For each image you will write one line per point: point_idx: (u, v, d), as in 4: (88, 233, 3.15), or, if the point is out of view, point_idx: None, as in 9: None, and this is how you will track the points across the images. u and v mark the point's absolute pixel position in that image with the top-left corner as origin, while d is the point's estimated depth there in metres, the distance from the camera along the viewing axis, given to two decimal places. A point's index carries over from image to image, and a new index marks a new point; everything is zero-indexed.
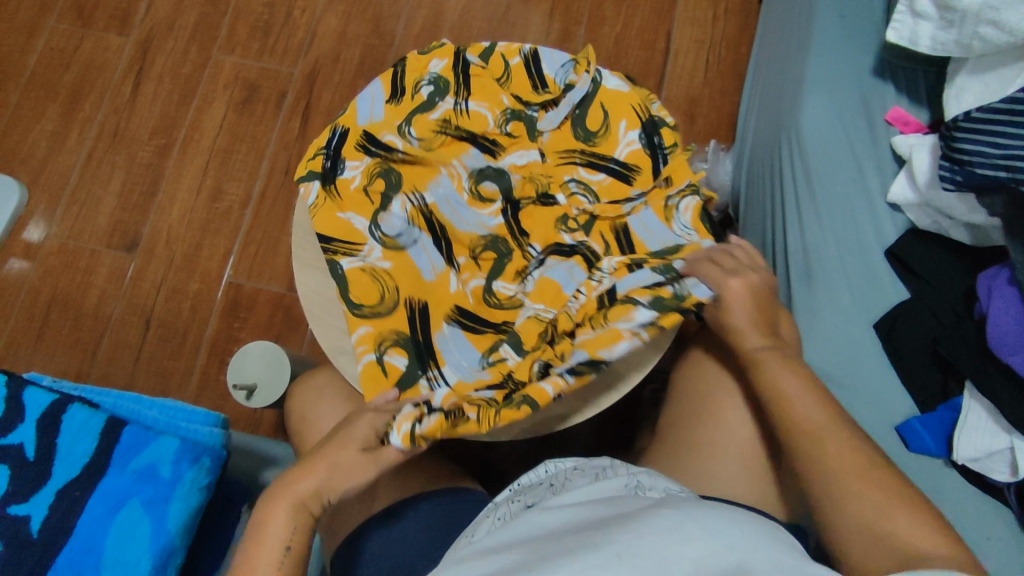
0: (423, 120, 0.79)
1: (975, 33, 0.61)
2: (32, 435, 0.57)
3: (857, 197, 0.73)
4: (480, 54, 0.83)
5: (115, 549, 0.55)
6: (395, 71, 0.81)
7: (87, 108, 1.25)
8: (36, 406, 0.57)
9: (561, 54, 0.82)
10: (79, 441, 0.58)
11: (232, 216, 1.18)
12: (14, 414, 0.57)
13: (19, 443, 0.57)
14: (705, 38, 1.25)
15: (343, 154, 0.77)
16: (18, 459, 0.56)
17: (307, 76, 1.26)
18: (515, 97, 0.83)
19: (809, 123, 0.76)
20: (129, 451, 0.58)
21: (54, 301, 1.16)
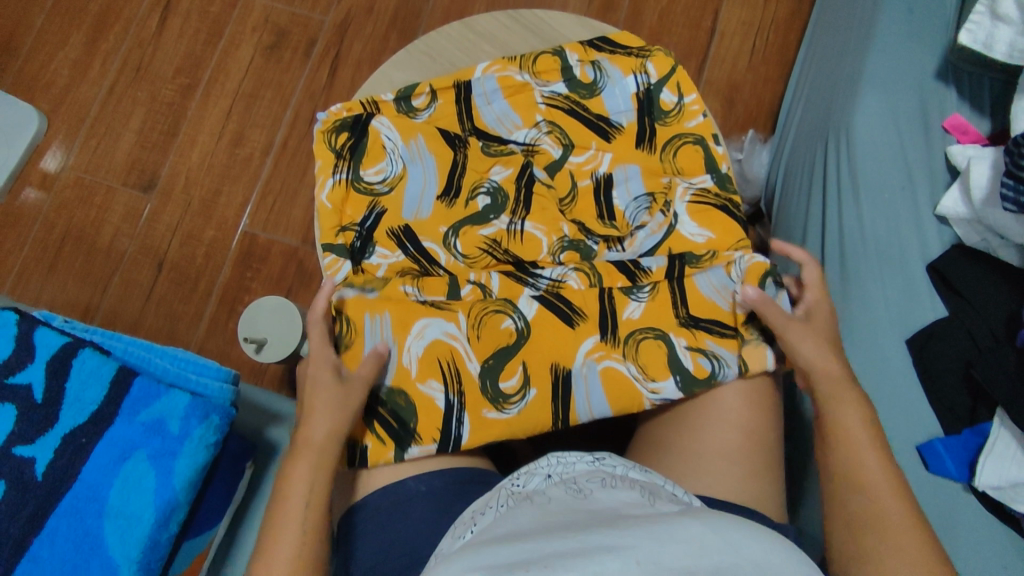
0: (470, 235, 0.68)
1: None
2: (42, 376, 0.49)
3: (904, 207, 0.69)
4: (548, 168, 0.70)
5: (119, 500, 0.48)
6: (455, 160, 0.69)
7: (111, 39, 1.22)
8: (47, 347, 0.49)
9: (637, 185, 0.69)
10: (89, 387, 0.49)
11: (252, 164, 1.16)
12: (24, 350, 0.49)
13: (28, 384, 0.48)
14: (754, 21, 1.20)
15: (375, 238, 0.67)
16: (24, 402, 0.48)
17: (338, 25, 1.22)
18: (578, 227, 0.69)
19: (863, 123, 0.72)
20: (138, 403, 0.50)
21: (68, 235, 1.15)
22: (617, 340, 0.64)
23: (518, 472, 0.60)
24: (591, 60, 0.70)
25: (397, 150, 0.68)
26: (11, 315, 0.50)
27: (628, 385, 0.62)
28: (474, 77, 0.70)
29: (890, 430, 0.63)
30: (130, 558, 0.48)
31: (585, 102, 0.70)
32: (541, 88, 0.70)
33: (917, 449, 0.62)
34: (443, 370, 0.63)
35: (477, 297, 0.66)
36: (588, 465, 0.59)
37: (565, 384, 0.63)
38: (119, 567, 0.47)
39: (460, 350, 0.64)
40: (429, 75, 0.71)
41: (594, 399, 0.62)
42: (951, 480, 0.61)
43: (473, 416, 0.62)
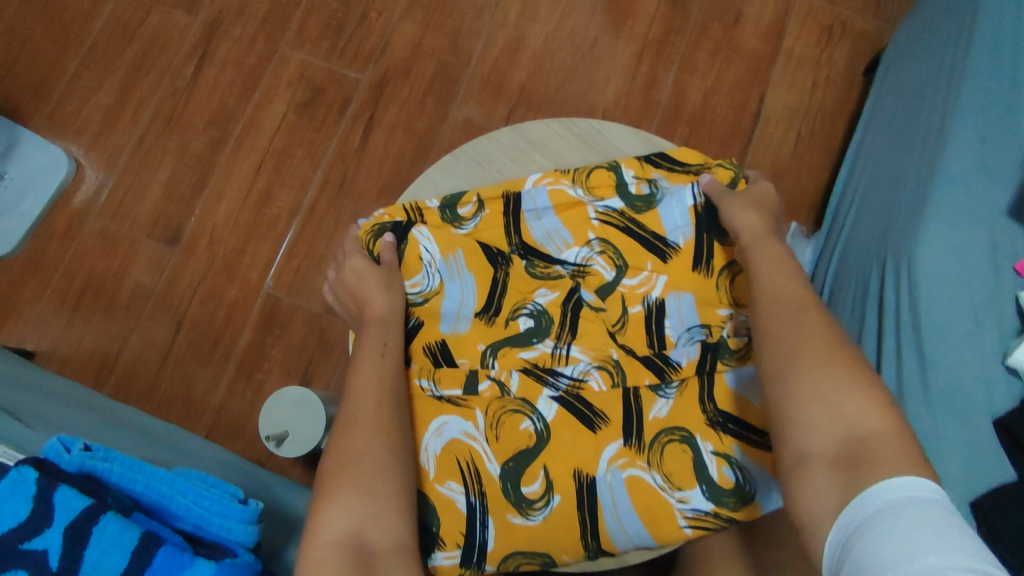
0: (509, 356, 0.65)
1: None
2: (59, 542, 0.42)
3: (971, 351, 0.65)
4: (597, 291, 0.67)
5: None
6: (496, 278, 0.66)
7: (145, 87, 1.21)
8: (68, 510, 0.42)
9: (690, 314, 0.65)
10: (109, 556, 0.42)
11: (280, 224, 1.13)
12: (41, 514, 0.42)
13: (43, 549, 0.42)
14: (800, 106, 1.17)
15: (411, 352, 0.65)
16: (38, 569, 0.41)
17: (375, 85, 1.20)
18: (627, 354, 0.65)
19: (928, 256, 0.68)
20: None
21: (88, 286, 1.12)
22: (642, 445, 0.61)
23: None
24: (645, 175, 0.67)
25: (434, 263, 0.65)
26: (27, 470, 0.43)
27: (654, 496, 0.59)
28: (524, 189, 0.67)
29: None
30: None
31: (640, 216, 0.67)
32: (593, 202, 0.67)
33: None
34: (461, 470, 0.61)
35: (494, 394, 0.63)
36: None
37: (589, 493, 0.60)
38: None
39: (478, 450, 0.61)
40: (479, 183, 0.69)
41: (620, 511, 0.59)
42: None
43: (499, 520, 0.60)
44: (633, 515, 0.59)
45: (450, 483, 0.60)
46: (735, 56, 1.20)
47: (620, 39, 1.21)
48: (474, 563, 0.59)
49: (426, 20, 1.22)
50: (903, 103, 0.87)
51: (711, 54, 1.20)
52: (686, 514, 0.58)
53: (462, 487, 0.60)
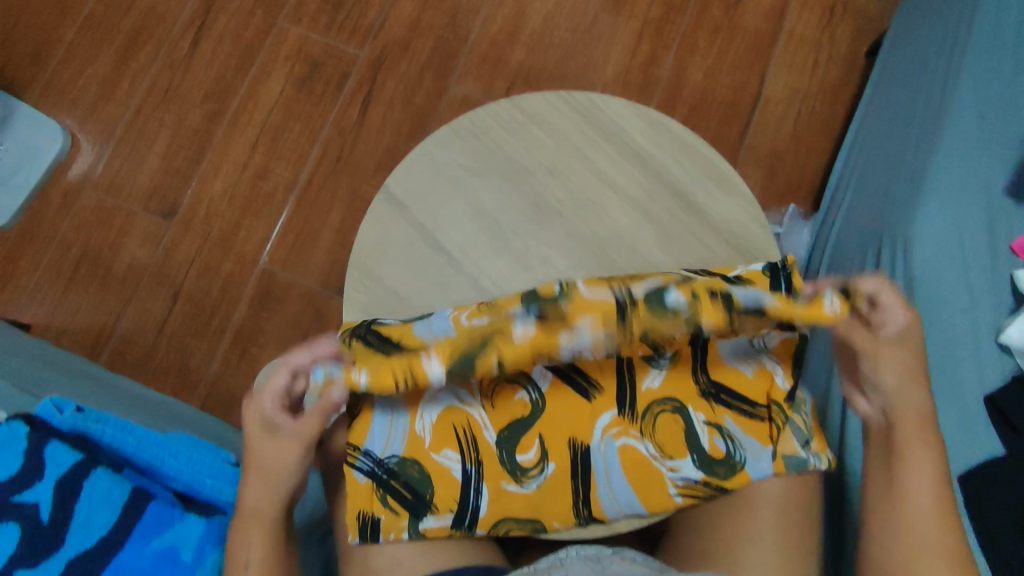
0: None
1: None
2: (49, 495, 0.46)
3: (964, 328, 0.66)
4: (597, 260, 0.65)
5: None
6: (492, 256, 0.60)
7: (141, 59, 1.20)
8: (55, 467, 0.47)
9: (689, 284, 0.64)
10: (97, 511, 0.48)
11: (276, 198, 1.13)
12: (33, 467, 0.47)
13: (35, 502, 0.46)
14: (800, 87, 1.17)
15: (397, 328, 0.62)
16: (31, 521, 0.46)
17: (373, 60, 1.19)
18: None
19: (924, 234, 0.68)
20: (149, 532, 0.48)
21: (84, 257, 1.12)
22: (636, 414, 0.61)
23: (534, 566, 0.56)
24: (646, 150, 0.66)
25: None
26: (20, 427, 0.48)
27: (646, 464, 0.59)
28: None
29: None
30: None
31: None
32: (594, 177, 0.65)
33: None
34: (459, 439, 0.61)
35: (488, 362, 0.62)
36: (600, 563, 0.55)
37: (583, 461, 0.60)
38: None
39: (475, 417, 0.62)
40: (476, 159, 0.66)
41: (613, 479, 0.60)
42: None
43: (493, 488, 0.60)
44: (624, 484, 0.59)
45: (449, 451, 0.61)
46: (737, 35, 1.19)
47: (621, 17, 1.20)
48: (465, 526, 0.60)
49: None
50: (904, 82, 0.86)
51: (712, 33, 1.19)
52: (677, 483, 0.59)
53: (454, 455, 0.61)
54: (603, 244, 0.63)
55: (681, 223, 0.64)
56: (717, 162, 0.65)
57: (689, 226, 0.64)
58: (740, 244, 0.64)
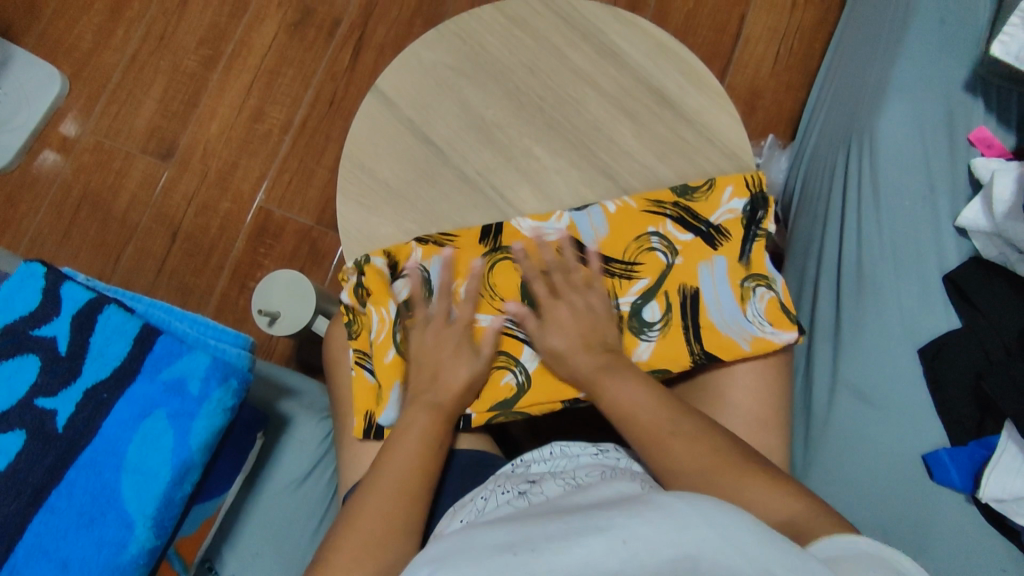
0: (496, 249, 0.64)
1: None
2: (67, 330, 0.50)
3: (923, 215, 0.70)
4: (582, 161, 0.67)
5: (138, 455, 0.49)
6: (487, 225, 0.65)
7: (136, 7, 1.22)
8: (72, 303, 0.50)
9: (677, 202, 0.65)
10: (113, 342, 0.50)
11: (271, 139, 1.16)
12: (50, 304, 0.50)
13: (53, 336, 0.50)
14: (780, 26, 1.20)
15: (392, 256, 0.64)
16: (50, 353, 0.50)
17: (364, 6, 1.21)
18: (612, 246, 0.64)
19: (887, 129, 0.72)
20: (161, 361, 0.50)
21: (84, 199, 1.15)
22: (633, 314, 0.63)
23: (522, 460, 0.61)
24: (622, 50, 0.70)
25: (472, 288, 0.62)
26: (38, 268, 0.52)
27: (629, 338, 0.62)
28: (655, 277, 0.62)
29: (895, 439, 0.63)
30: (145, 513, 0.48)
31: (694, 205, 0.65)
32: (574, 75, 0.69)
33: (922, 458, 0.62)
34: None
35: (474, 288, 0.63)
36: (592, 458, 0.59)
37: None
38: (133, 522, 0.48)
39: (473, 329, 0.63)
40: (462, 62, 0.70)
41: None
42: (954, 491, 0.60)
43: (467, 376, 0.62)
44: None
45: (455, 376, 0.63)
46: None
47: None
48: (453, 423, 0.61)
49: None
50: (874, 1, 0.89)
51: None
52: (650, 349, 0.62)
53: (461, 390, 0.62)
54: (580, 135, 0.68)
55: (655, 115, 0.68)
56: (688, 61, 0.70)
57: (662, 118, 0.68)
58: (710, 134, 0.68)
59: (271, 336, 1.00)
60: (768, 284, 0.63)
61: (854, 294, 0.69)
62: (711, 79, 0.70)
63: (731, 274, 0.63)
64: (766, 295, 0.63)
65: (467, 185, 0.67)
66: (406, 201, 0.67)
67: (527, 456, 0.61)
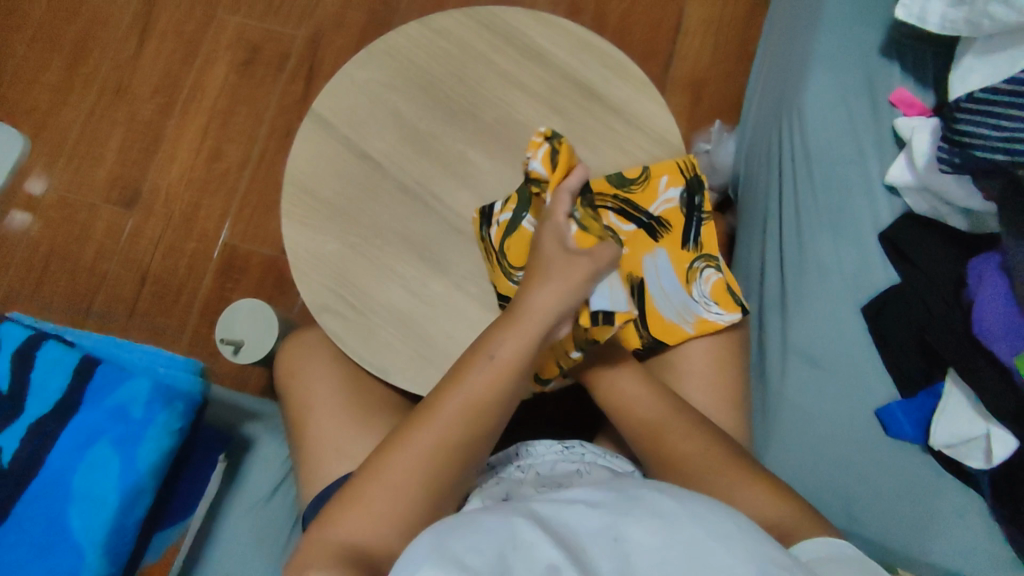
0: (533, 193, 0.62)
1: (985, 11, 0.58)
2: (7, 369, 0.53)
3: (855, 177, 0.71)
4: (516, 160, 0.69)
5: (85, 483, 0.50)
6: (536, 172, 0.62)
7: (90, 64, 1.25)
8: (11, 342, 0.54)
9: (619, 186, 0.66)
10: (51, 376, 0.53)
11: (230, 176, 1.18)
12: None
13: None
14: (715, 16, 1.23)
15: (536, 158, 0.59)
16: None
17: (311, 39, 1.25)
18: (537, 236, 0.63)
19: (811, 100, 0.74)
20: (101, 388, 0.52)
21: (52, 253, 1.16)
22: None
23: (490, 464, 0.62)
24: (545, 50, 0.72)
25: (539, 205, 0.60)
26: None
27: None
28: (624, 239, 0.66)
29: (847, 397, 0.64)
30: (96, 541, 0.49)
31: (633, 196, 0.66)
32: (500, 79, 0.71)
33: (875, 413, 0.63)
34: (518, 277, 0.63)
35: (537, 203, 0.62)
36: (559, 453, 0.62)
37: None
38: (84, 549, 0.49)
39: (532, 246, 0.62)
40: (391, 77, 0.72)
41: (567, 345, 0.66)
42: (908, 442, 0.61)
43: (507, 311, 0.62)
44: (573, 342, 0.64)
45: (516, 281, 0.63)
46: None
47: None
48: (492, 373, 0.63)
49: None
50: None
51: None
52: None
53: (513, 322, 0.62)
54: (511, 135, 0.69)
55: (582, 109, 0.70)
56: (612, 54, 0.72)
57: (590, 111, 0.70)
58: (638, 121, 0.70)
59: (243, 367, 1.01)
60: (716, 265, 0.66)
61: (796, 260, 0.71)
62: (634, 68, 0.72)
63: (676, 261, 0.66)
64: (711, 276, 0.65)
65: (407, 194, 0.68)
66: (347, 216, 0.68)
67: (494, 459, 0.63)
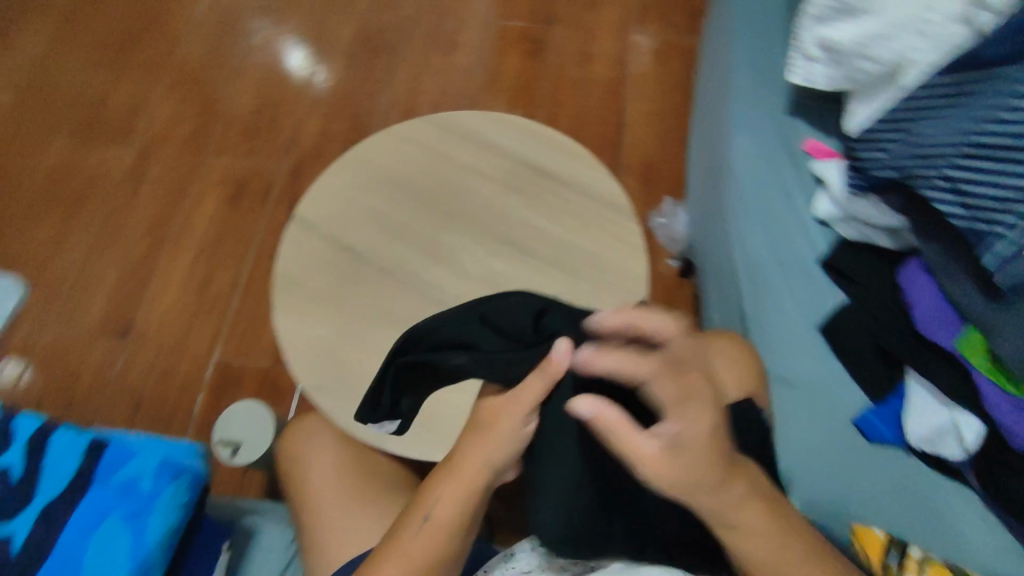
0: None
1: (856, 66, 0.69)
2: (20, 458, 0.61)
3: (787, 215, 0.80)
4: (482, 231, 0.77)
5: (95, 562, 0.57)
6: None
7: (89, 214, 1.35)
8: (25, 432, 0.63)
9: None
10: (63, 462, 0.61)
11: (222, 299, 1.25)
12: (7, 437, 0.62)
13: (7, 466, 0.61)
14: (656, 109, 1.42)
15: None
16: (6, 482, 0.60)
17: (292, 171, 1.38)
18: None
19: (736, 158, 0.86)
20: (111, 468, 0.61)
21: (48, 389, 1.19)
22: None
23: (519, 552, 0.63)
24: (498, 143, 0.83)
25: None
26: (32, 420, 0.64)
27: None
28: None
29: (823, 416, 0.69)
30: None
31: None
32: (463, 169, 0.81)
33: (853, 423, 0.68)
34: None
35: None
36: None
37: None
38: None
39: None
40: (362, 176, 0.80)
41: None
42: (891, 446, 0.66)
43: None
44: None
45: None
46: (592, 85, 1.46)
47: (494, 93, 1.47)
48: None
49: (329, 111, 1.45)
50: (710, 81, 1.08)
51: (572, 88, 1.46)
52: None
53: None
54: (478, 214, 0.78)
55: (538, 185, 0.80)
56: (560, 139, 0.83)
57: (545, 187, 0.80)
58: (589, 190, 0.79)
59: (245, 476, 1.01)
60: None
61: (751, 299, 0.79)
62: (577, 147, 0.83)
63: None
64: None
65: (387, 276, 0.74)
66: (332, 302, 0.74)
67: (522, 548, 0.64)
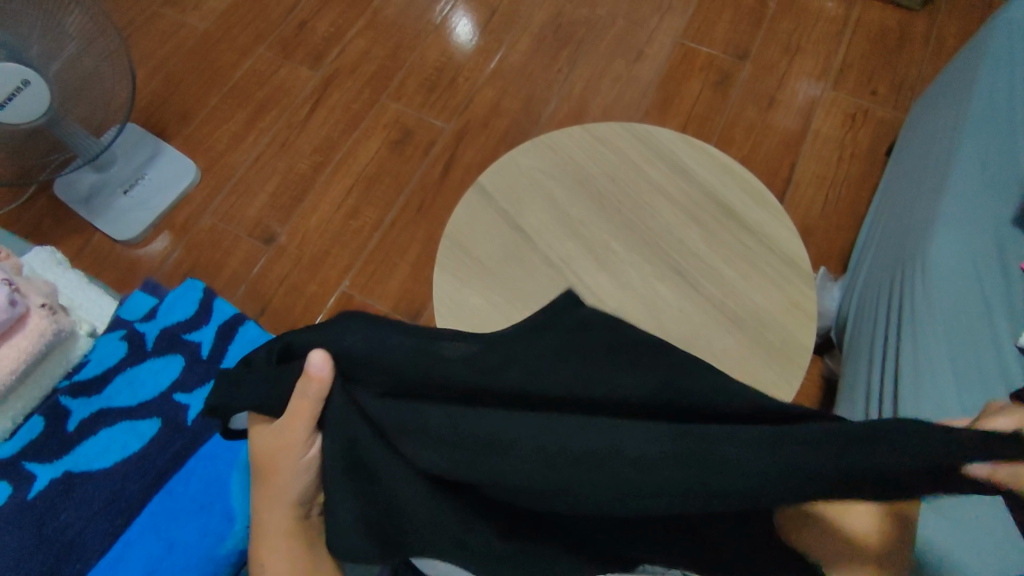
0: None
1: None
2: (209, 340, 1.03)
3: (984, 335, 0.74)
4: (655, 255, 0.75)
5: (242, 456, 0.91)
6: None
7: (266, 121, 1.43)
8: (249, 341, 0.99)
9: None
10: (241, 352, 0.99)
11: (362, 235, 1.31)
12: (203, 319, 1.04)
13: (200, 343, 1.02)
14: (827, 175, 1.34)
15: None
16: (198, 354, 1.02)
17: (457, 133, 1.42)
18: None
19: (938, 256, 0.79)
20: (269, 379, 0.96)
21: (192, 271, 1.29)
22: None
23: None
24: (690, 168, 0.80)
25: None
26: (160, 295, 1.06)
27: None
28: None
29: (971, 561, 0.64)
30: (234, 512, 0.86)
31: None
32: (650, 186, 0.79)
33: None
34: None
35: None
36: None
37: None
38: (230, 518, 0.86)
39: None
40: (552, 164, 0.82)
41: None
42: None
43: None
44: None
45: None
46: (771, 131, 1.40)
47: (668, 113, 1.43)
48: None
49: (505, 85, 1.47)
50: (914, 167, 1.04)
51: (749, 129, 1.40)
52: None
53: None
54: (654, 236, 0.76)
55: (720, 224, 0.77)
56: (753, 183, 0.79)
57: (727, 227, 0.77)
58: (771, 244, 0.76)
59: None
60: None
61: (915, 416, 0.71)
62: (770, 196, 0.79)
63: None
64: None
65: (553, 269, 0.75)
66: (493, 277, 0.74)
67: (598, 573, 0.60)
